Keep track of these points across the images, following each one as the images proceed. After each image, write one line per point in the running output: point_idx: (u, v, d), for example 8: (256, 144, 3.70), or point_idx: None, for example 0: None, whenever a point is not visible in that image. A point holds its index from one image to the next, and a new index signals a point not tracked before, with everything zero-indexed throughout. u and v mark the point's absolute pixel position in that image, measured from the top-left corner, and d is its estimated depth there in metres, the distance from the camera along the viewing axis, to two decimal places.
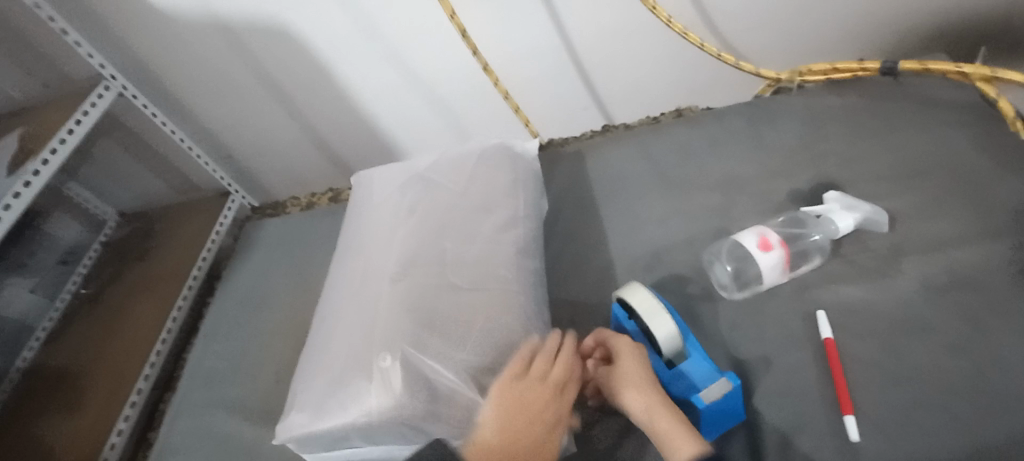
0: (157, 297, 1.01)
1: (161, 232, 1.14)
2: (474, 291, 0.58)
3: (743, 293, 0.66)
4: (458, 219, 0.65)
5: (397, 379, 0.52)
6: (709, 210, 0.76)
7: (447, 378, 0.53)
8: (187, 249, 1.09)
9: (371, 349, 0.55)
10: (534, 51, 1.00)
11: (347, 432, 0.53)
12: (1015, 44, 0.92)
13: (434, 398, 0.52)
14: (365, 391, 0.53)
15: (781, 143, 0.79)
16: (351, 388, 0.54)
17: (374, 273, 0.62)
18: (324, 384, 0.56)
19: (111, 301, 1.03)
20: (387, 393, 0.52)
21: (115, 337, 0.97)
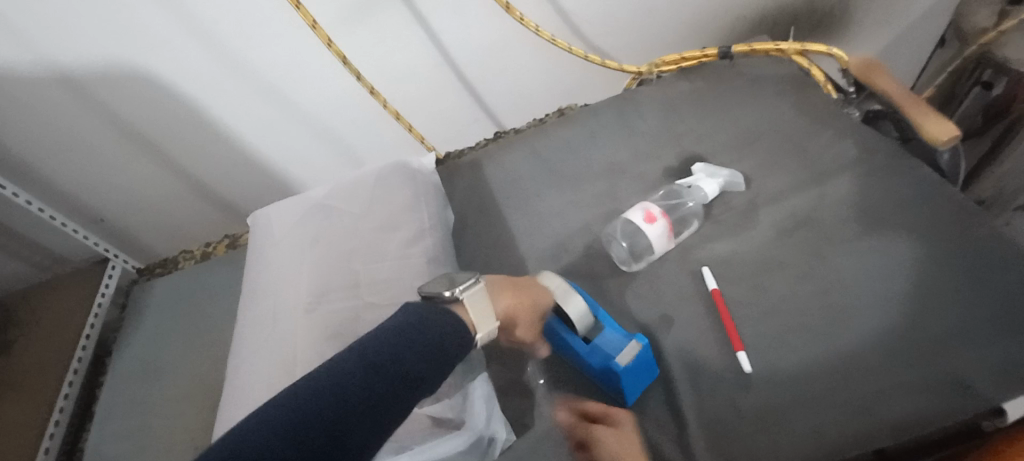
0: (36, 389, 0.91)
1: (26, 316, 1.02)
2: (390, 307, 0.59)
3: (640, 264, 0.74)
4: (366, 241, 0.66)
5: None
6: (599, 196, 0.83)
7: None
8: (66, 330, 0.98)
9: None
10: (415, 70, 1.03)
11: None
12: (816, 24, 1.10)
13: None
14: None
15: (649, 128, 0.89)
16: None
17: (285, 309, 0.61)
18: None
19: None
20: None
21: None
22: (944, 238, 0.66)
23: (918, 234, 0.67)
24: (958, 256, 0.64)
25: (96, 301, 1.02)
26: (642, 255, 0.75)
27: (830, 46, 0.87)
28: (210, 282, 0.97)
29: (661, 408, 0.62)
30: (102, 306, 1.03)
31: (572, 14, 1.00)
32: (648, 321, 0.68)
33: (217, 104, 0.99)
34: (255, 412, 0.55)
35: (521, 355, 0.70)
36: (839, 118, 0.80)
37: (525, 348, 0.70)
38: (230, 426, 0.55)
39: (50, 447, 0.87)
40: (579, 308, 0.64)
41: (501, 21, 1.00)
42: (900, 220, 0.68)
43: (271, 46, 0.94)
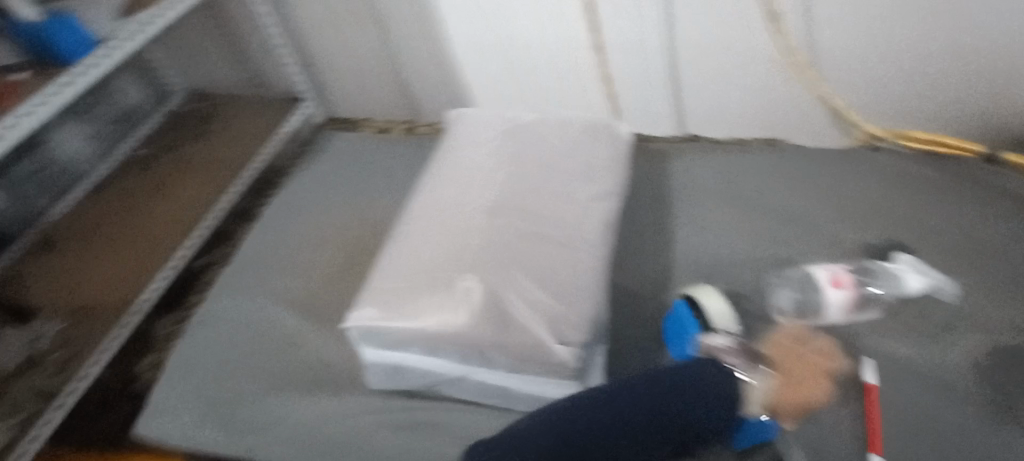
0: (216, 183, 1.23)
1: (234, 130, 1.39)
2: (560, 243, 0.60)
3: (802, 322, 0.69)
4: (557, 178, 0.67)
5: (479, 299, 0.55)
6: (779, 240, 0.78)
7: (523, 313, 0.54)
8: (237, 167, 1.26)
9: (457, 267, 0.57)
10: (638, 45, 1.04)
11: (415, 337, 0.56)
12: None
13: (509, 322, 0.54)
14: (444, 304, 0.55)
15: (858, 197, 0.82)
16: (431, 298, 0.56)
17: (468, 201, 0.64)
18: (401, 287, 0.58)
19: (171, 180, 1.27)
20: (465, 309, 0.54)
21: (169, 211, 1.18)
22: None
23: None
24: None
25: (261, 156, 1.28)
26: (808, 316, 0.69)
27: None
28: (380, 154, 1.05)
29: None
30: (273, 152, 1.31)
31: (821, 49, 0.95)
32: None
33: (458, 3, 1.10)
34: (411, 276, 0.58)
35: (639, 350, 0.69)
36: None
37: (647, 345, 0.69)
38: (385, 276, 0.59)
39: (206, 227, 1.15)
40: (731, 336, 0.62)
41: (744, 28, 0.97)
42: None
43: None
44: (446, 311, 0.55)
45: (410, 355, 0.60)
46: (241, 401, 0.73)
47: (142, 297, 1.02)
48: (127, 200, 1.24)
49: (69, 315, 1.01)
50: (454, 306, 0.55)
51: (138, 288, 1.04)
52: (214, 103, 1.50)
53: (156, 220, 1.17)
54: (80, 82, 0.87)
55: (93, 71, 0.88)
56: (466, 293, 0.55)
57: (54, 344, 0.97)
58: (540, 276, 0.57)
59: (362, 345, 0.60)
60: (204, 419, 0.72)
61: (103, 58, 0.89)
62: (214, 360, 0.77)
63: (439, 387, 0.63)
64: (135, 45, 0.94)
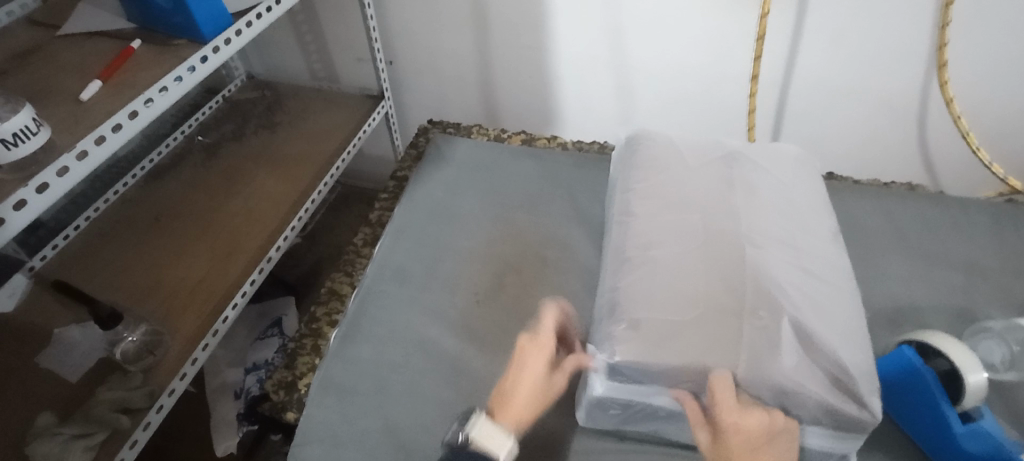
0: (298, 178, 1.13)
1: (313, 120, 1.29)
2: (825, 282, 0.57)
3: (1008, 375, 0.67)
4: (794, 210, 0.64)
5: (771, 340, 0.52)
6: (954, 287, 0.78)
7: (818, 359, 0.51)
8: (315, 166, 1.16)
9: (739, 305, 0.54)
10: (769, 76, 1.07)
11: (698, 379, 0.51)
12: None
13: (806, 366, 0.51)
14: (736, 346, 0.51)
15: (1022, 249, 0.83)
16: (714, 337, 0.52)
17: (716, 230, 0.60)
18: (676, 322, 0.53)
19: (248, 171, 1.15)
20: (760, 354, 0.51)
21: (249, 204, 1.08)
22: None
23: None
24: None
25: (341, 159, 1.18)
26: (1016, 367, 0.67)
27: None
28: (512, 163, 0.98)
29: None
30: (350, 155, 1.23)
31: (955, 96, 0.98)
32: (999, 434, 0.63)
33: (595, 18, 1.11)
34: (687, 311, 0.53)
35: None
36: None
37: None
38: (650, 306, 0.54)
39: (294, 228, 1.06)
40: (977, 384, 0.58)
41: (887, 69, 1.00)
42: None
43: None
44: (738, 353, 0.51)
45: (661, 394, 0.54)
46: (416, 430, 0.64)
47: (230, 306, 0.91)
48: (192, 192, 1.11)
49: (145, 321, 0.88)
50: (749, 350, 0.51)
51: (223, 298, 0.92)
52: (279, 90, 1.39)
53: (230, 219, 1.05)
54: (213, 60, 0.77)
55: (227, 47, 0.78)
56: (759, 335, 0.52)
57: (130, 350, 0.84)
58: (824, 318, 0.54)
59: (614, 381, 0.54)
60: (372, 450, 0.63)
61: (236, 35, 0.79)
62: (374, 381, 0.69)
63: (671, 423, 0.58)
64: (268, 22, 0.85)
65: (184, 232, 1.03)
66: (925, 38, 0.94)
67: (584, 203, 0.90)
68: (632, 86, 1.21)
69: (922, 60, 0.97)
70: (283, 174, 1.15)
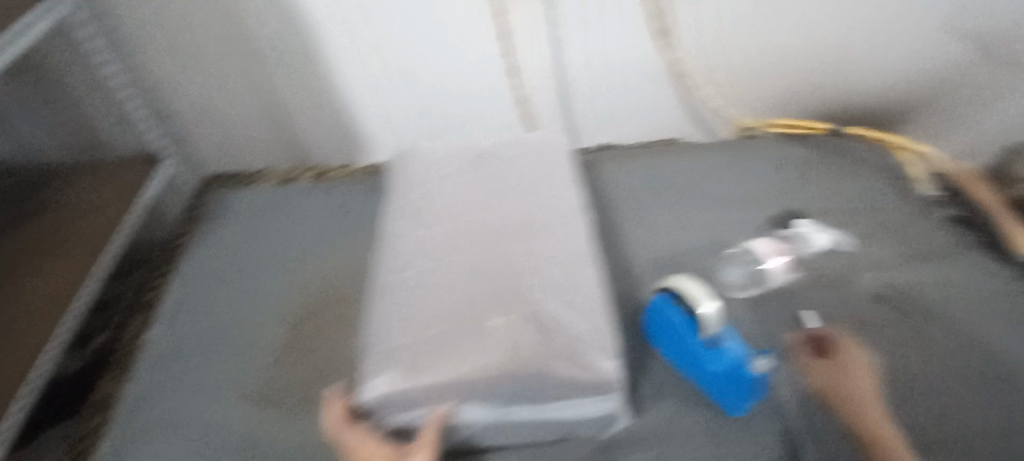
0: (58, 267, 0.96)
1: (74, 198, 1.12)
2: (566, 263, 0.61)
3: (751, 290, 0.79)
4: (539, 199, 0.67)
5: (511, 333, 0.54)
6: (709, 225, 0.89)
7: (558, 338, 0.54)
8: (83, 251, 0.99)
9: (481, 309, 0.55)
10: (535, 65, 1.14)
11: (452, 390, 0.52)
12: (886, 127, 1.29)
13: (546, 349, 0.53)
14: (478, 350, 0.53)
15: (757, 179, 0.97)
16: (460, 346, 0.53)
17: (462, 238, 0.62)
18: (425, 342, 0.54)
19: None
20: (501, 350, 0.53)
21: None
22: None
23: (1002, 327, 0.74)
24: None
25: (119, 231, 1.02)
26: (754, 284, 0.79)
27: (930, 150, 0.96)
28: (299, 203, 0.94)
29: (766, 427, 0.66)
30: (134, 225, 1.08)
31: (685, 55, 1.13)
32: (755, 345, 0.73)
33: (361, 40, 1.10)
34: (434, 327, 0.55)
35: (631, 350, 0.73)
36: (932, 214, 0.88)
37: (636, 344, 0.74)
38: (402, 330, 0.55)
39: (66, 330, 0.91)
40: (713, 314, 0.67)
41: (633, 38, 1.10)
42: (985, 310, 0.76)
43: None
44: (482, 355, 0.53)
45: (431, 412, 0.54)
46: None
47: None
48: None
49: None
50: (491, 349, 0.53)
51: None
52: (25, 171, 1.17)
53: None
54: None
55: None
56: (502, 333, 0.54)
57: None
58: (563, 298, 0.57)
59: (383, 414, 0.54)
60: None
61: None
62: None
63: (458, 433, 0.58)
64: None
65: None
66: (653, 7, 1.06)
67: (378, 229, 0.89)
68: (425, 96, 1.19)
69: (656, 27, 1.09)
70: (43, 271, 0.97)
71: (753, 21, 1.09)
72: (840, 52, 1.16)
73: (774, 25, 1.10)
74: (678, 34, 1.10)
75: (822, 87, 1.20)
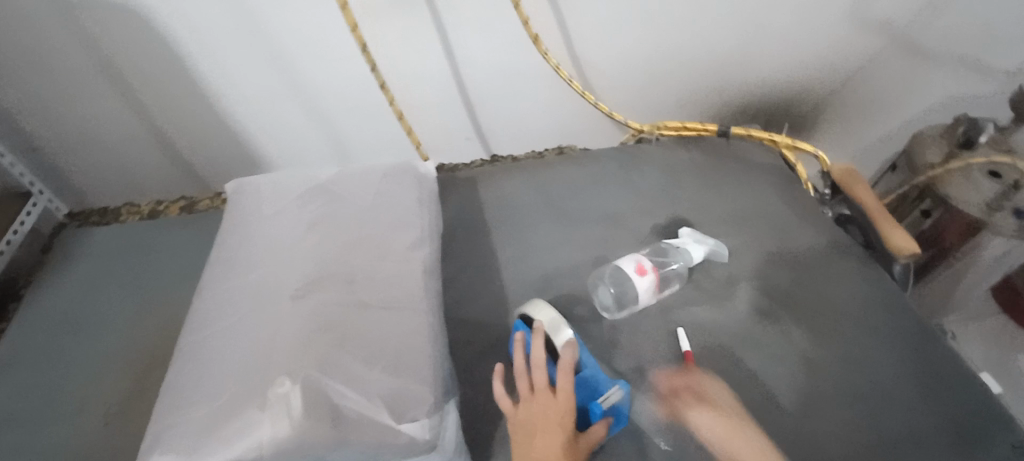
0: None
1: None
2: (382, 309, 0.56)
3: (623, 313, 0.76)
4: (366, 238, 0.63)
5: (298, 401, 0.49)
6: (591, 239, 0.86)
7: (353, 399, 0.50)
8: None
9: (267, 373, 0.50)
10: (425, 76, 1.08)
11: None
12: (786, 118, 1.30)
13: (335, 413, 0.49)
14: (259, 418, 0.48)
15: (645, 187, 0.94)
16: (239, 419, 0.48)
17: (268, 290, 0.57)
18: (206, 416, 0.49)
19: None
20: (286, 420, 0.48)
21: None
22: (896, 342, 0.72)
23: (873, 333, 0.73)
24: (907, 358, 0.71)
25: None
26: (626, 305, 0.76)
27: (814, 148, 0.97)
28: (155, 243, 0.88)
29: (628, 459, 0.63)
30: (11, 244, 0.96)
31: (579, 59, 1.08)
32: (624, 371, 0.70)
33: (232, 63, 1.01)
34: (219, 394, 0.50)
35: (494, 385, 0.69)
36: (815, 216, 0.87)
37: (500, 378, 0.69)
38: (191, 399, 0.51)
39: None
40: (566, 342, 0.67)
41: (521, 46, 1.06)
42: (858, 316, 0.75)
43: (298, 14, 0.95)
44: (263, 429, 0.48)
45: None
46: None
47: None
48: None
49: None
50: (273, 419, 0.48)
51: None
52: None
53: None
54: None
55: None
56: (289, 395, 0.49)
57: None
58: (368, 352, 0.53)
59: None
60: None
61: None
62: None
63: None
64: None
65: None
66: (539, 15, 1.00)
67: None
68: (314, 115, 1.13)
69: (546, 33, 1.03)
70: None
71: (648, 22, 1.05)
72: (738, 49, 1.13)
73: (668, 25, 1.06)
74: (570, 41, 1.06)
75: (718, 84, 1.20)
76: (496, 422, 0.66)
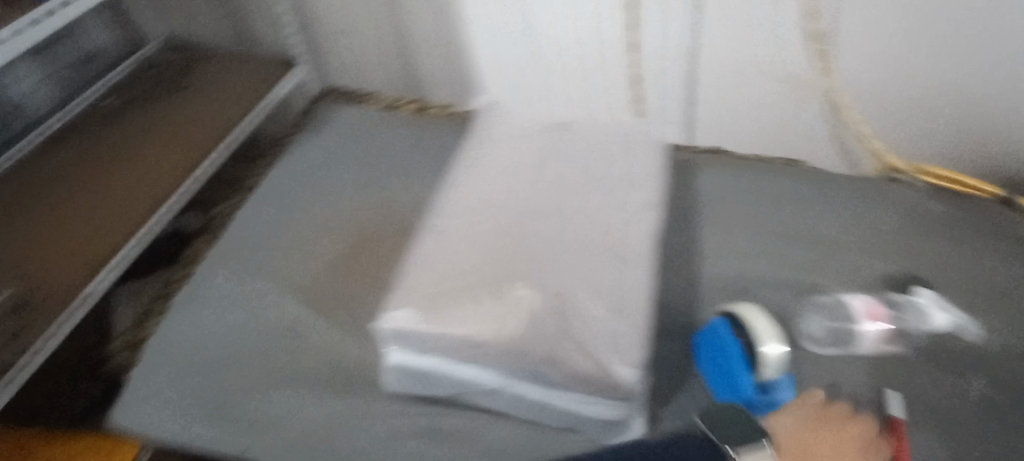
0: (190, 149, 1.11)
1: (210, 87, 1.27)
2: (617, 258, 0.59)
3: (834, 350, 0.69)
4: (608, 186, 0.65)
5: (538, 310, 0.53)
6: (802, 261, 0.79)
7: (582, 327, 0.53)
8: (220, 127, 1.16)
9: (513, 276, 0.56)
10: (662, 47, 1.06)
11: (463, 344, 0.53)
12: None
13: (563, 333, 0.53)
14: (500, 313, 0.53)
15: (881, 227, 0.83)
16: (483, 305, 0.54)
17: (518, 204, 0.62)
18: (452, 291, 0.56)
19: (135, 141, 1.13)
20: (524, 322, 0.53)
21: (124, 169, 1.07)
22: None
23: None
24: None
25: (241, 126, 1.16)
26: (841, 344, 0.69)
27: None
28: (391, 132, 0.98)
29: None
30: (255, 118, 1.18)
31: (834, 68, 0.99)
32: None
33: None
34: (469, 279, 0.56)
35: (668, 366, 0.67)
36: None
37: (675, 362, 0.67)
38: (437, 270, 0.58)
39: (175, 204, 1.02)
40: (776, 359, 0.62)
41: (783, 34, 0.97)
42: None
43: None
44: (502, 321, 0.53)
45: (443, 362, 0.56)
46: (239, 394, 0.68)
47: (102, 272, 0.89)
48: (89, 156, 1.10)
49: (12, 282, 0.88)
50: (512, 317, 0.53)
51: (98, 255, 0.92)
52: (194, 55, 1.36)
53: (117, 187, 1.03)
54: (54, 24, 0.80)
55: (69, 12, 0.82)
56: (529, 304, 0.54)
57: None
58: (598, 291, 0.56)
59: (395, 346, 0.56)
60: (199, 412, 0.66)
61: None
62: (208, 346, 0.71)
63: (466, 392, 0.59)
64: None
65: (72, 189, 1.04)
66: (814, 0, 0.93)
67: None
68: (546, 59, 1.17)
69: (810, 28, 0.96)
70: (179, 139, 1.14)
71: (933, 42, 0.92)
72: None
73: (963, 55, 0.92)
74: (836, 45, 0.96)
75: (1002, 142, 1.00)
76: (661, 401, 0.64)
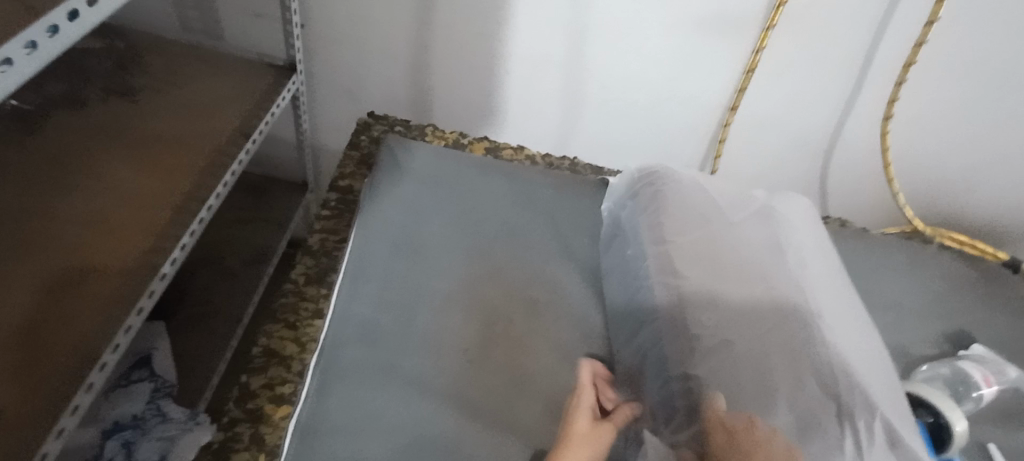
0: (182, 168, 0.79)
1: (179, 77, 0.93)
2: (879, 362, 0.57)
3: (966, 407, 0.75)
4: (833, 281, 0.64)
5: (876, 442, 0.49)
6: (888, 325, 0.87)
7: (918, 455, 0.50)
8: (216, 141, 0.83)
9: (828, 403, 0.50)
10: None
11: None
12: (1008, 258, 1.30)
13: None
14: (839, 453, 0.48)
15: (931, 288, 0.94)
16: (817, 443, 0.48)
17: (785, 311, 0.56)
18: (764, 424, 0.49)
19: (90, 151, 0.78)
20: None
21: (86, 196, 0.73)
22: None
23: None
24: None
25: (250, 142, 0.87)
26: (967, 400, 0.75)
27: None
28: (481, 180, 0.84)
29: None
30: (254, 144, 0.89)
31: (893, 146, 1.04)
32: None
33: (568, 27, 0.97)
34: (759, 407, 0.50)
35: None
36: None
37: None
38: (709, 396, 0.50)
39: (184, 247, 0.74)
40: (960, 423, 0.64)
41: (844, 108, 1.01)
42: None
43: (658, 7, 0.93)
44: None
45: None
46: None
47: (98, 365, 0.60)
48: (16, 188, 0.72)
49: None
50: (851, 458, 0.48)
51: (87, 352, 0.60)
52: (135, 39, 0.98)
53: (86, 224, 0.70)
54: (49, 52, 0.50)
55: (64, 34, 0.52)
56: (828, 432, 0.49)
57: None
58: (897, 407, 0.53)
59: None
60: None
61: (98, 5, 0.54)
62: None
63: None
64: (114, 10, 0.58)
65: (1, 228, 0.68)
66: (881, 80, 0.97)
67: (571, 235, 0.79)
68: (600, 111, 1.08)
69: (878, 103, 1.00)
70: (155, 159, 0.79)
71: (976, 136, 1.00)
72: None
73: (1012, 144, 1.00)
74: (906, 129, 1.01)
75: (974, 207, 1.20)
76: None
